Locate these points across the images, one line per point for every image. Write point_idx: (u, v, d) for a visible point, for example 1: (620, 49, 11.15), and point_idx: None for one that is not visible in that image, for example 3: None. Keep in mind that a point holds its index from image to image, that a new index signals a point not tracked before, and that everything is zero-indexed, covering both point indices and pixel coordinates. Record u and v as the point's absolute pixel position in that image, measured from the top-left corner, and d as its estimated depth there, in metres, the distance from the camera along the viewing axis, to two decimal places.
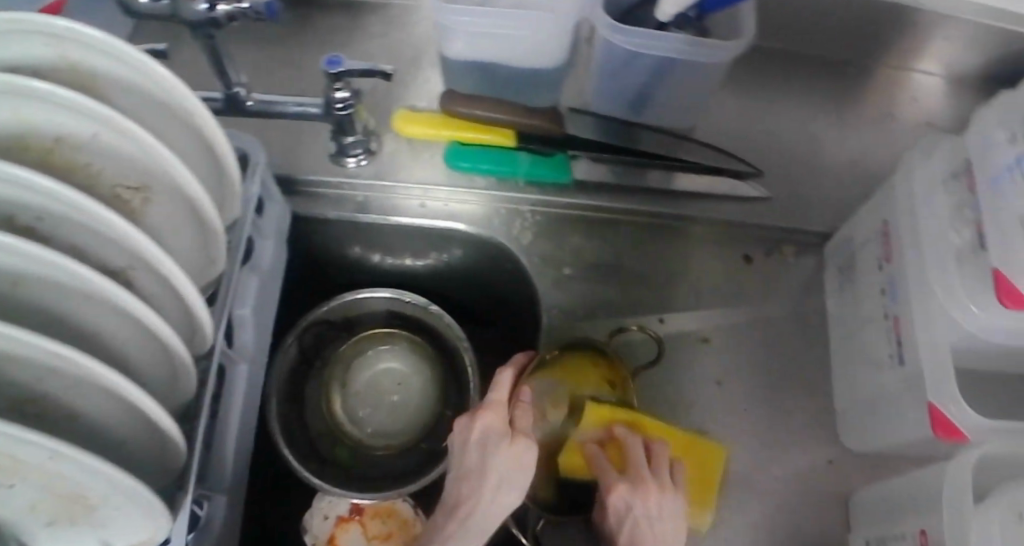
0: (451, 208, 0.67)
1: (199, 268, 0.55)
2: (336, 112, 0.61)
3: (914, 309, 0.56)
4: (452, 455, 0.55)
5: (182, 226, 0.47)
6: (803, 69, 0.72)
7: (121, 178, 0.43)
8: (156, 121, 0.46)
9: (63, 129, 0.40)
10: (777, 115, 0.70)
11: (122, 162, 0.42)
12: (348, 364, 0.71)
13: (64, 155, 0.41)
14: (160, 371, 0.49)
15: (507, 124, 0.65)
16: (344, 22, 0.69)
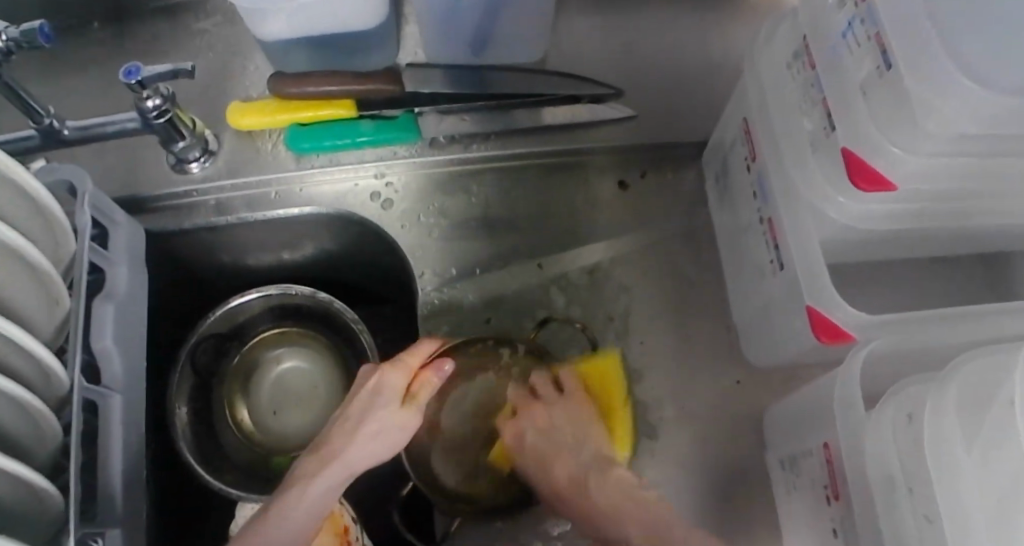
0: (308, 193, 0.65)
1: (44, 313, 0.54)
2: (155, 122, 0.58)
3: (782, 210, 0.51)
4: (339, 410, 0.50)
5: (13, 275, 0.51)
6: None
7: None
8: None
9: None
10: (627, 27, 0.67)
11: None
12: (251, 370, 0.73)
13: None
14: (16, 419, 0.48)
15: (343, 95, 0.61)
16: (166, 29, 0.69)
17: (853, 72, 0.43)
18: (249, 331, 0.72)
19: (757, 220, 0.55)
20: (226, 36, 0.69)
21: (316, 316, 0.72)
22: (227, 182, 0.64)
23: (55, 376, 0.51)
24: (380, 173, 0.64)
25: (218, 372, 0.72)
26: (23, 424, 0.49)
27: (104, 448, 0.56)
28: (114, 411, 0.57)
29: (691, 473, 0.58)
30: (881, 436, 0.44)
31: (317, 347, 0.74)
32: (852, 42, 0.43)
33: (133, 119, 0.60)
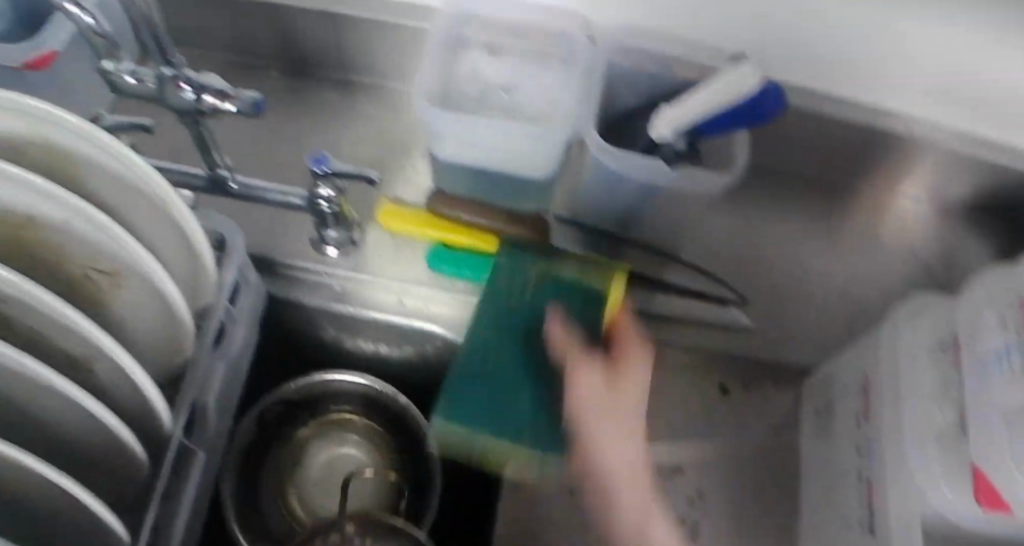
0: (427, 309, 0.67)
1: (165, 350, 0.58)
2: (319, 207, 0.62)
3: (889, 480, 0.53)
4: None
5: (153, 310, 0.56)
6: (793, 190, 0.74)
7: (93, 263, 0.53)
8: (138, 210, 0.55)
9: (40, 216, 0.49)
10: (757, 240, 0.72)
11: (97, 253, 0.52)
12: (308, 444, 0.74)
13: (41, 235, 0.51)
14: (108, 442, 0.52)
15: (491, 230, 0.65)
16: (335, 102, 0.73)
17: (1000, 392, 0.45)
18: (318, 406, 0.74)
19: (856, 475, 0.57)
20: (393, 128, 0.73)
21: (388, 413, 0.74)
22: (358, 275, 0.67)
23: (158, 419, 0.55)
24: None
25: (278, 438, 0.74)
26: (115, 451, 0.52)
27: (176, 502, 0.57)
28: (194, 465, 0.58)
29: None
30: None
31: (378, 442, 0.75)
32: (1007, 364, 0.45)
33: (299, 195, 0.62)
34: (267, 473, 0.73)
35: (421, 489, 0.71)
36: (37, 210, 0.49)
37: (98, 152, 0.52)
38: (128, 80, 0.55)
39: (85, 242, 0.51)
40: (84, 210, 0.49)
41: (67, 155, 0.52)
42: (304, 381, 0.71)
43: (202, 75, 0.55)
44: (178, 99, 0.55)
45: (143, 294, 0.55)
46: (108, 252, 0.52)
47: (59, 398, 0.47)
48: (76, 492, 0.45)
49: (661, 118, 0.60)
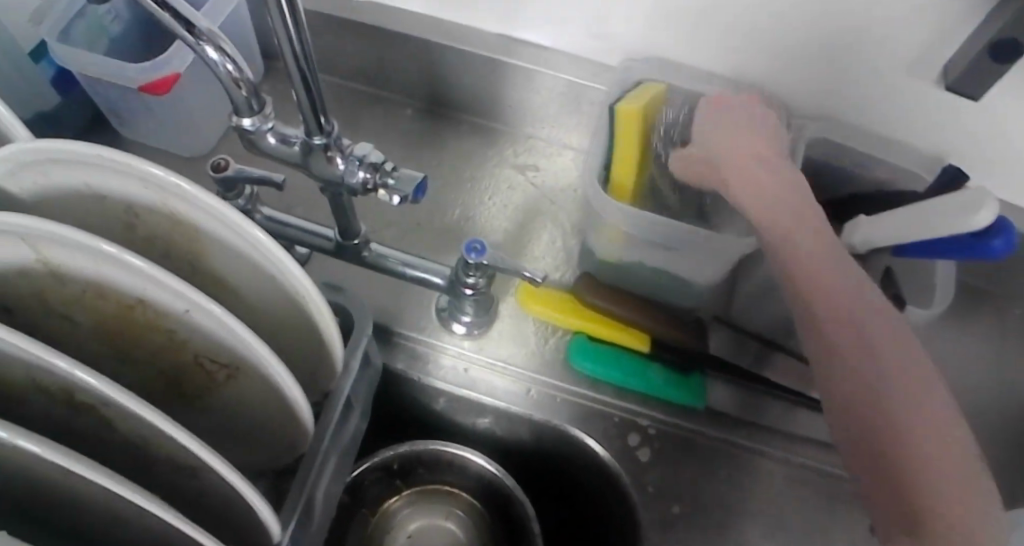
0: (558, 401, 0.60)
1: (283, 436, 0.50)
2: (463, 293, 0.55)
3: None
4: None
5: (269, 400, 0.47)
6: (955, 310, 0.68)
7: (211, 354, 0.45)
8: (263, 287, 0.47)
9: (149, 296, 0.41)
10: None
11: (214, 343, 0.44)
12: (399, 508, 0.71)
13: (149, 315, 0.42)
14: None
15: (644, 328, 0.58)
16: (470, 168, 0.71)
17: None
18: (414, 474, 0.69)
19: None
20: (531, 201, 0.69)
21: (488, 493, 0.68)
22: (484, 356, 0.61)
23: (269, 532, 0.44)
24: (640, 416, 0.59)
25: (370, 501, 0.70)
26: None
27: None
28: None
29: None
30: None
31: (473, 518, 0.70)
32: None
33: (441, 274, 0.56)
34: (356, 535, 0.70)
35: None
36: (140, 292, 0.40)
37: (204, 216, 0.43)
38: (270, 140, 0.48)
39: (201, 329, 0.42)
40: (201, 295, 0.40)
41: (176, 220, 0.44)
42: (403, 449, 0.66)
43: (354, 148, 0.49)
44: (326, 171, 0.48)
45: (262, 387, 0.46)
46: (226, 345, 0.43)
47: (145, 524, 0.38)
48: None
49: (858, 231, 0.57)
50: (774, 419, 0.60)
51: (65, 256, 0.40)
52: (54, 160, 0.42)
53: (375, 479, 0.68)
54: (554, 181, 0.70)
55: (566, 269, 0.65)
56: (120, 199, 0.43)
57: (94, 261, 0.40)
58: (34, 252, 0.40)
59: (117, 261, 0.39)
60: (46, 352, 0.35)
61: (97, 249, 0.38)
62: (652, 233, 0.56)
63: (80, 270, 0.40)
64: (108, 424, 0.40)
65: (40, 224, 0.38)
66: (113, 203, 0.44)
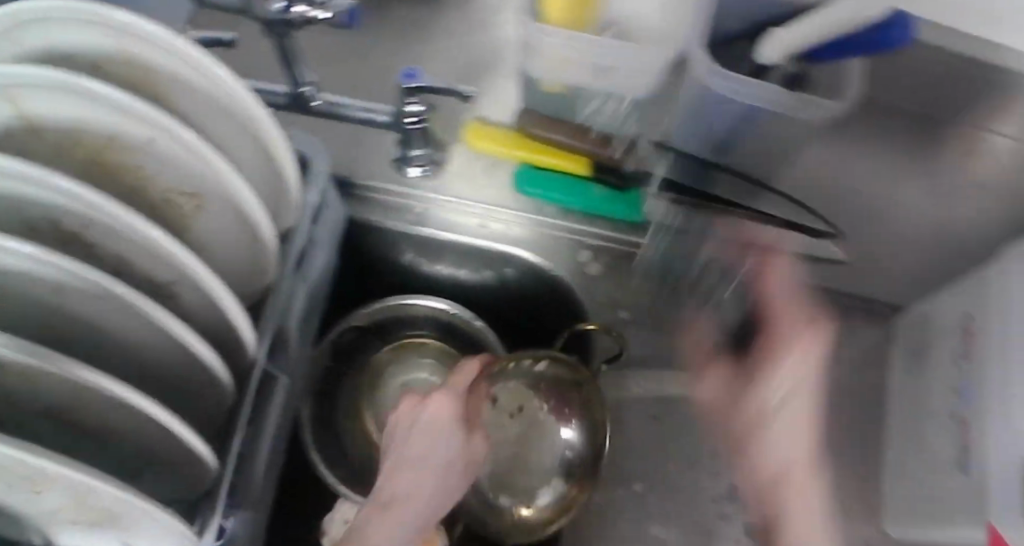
0: (512, 232, 0.65)
1: (245, 271, 0.56)
2: (405, 125, 0.59)
3: (990, 421, 0.52)
4: None
5: (235, 229, 0.54)
6: (899, 121, 0.69)
7: (176, 186, 0.50)
8: (220, 126, 0.52)
9: (118, 133, 0.47)
10: (856, 177, 0.67)
11: (180, 175, 0.50)
12: (382, 367, 0.73)
13: (117, 152, 0.48)
14: (180, 363, 0.51)
15: (583, 152, 0.62)
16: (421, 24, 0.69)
17: None
18: (392, 331, 0.73)
19: (948, 413, 0.56)
20: (478, 53, 0.68)
21: (461, 337, 0.72)
22: (441, 198, 0.64)
23: (240, 334, 0.54)
24: (587, 237, 0.66)
25: (352, 362, 0.73)
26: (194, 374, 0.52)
27: (261, 420, 0.58)
28: (277, 391, 0.59)
29: None
30: None
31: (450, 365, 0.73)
32: None
33: (386, 111, 0.60)
34: (341, 396, 0.72)
35: None
36: (110, 129, 0.46)
37: (169, 61, 0.47)
38: None
39: (168, 161, 0.49)
40: (170, 125, 0.46)
41: (133, 67, 0.47)
42: (377, 305, 0.70)
43: None
44: (267, 11, 0.52)
45: (225, 216, 0.53)
46: (193, 175, 0.50)
47: (136, 332, 0.48)
48: (160, 417, 0.45)
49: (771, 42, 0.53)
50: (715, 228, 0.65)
51: (37, 101, 0.45)
52: (19, 15, 0.45)
53: (358, 337, 0.71)
54: (505, 33, 0.69)
55: (501, 113, 0.65)
56: (76, 49, 0.47)
57: (68, 106, 0.45)
58: (9, 102, 0.45)
59: (89, 98, 0.44)
60: (42, 173, 0.42)
61: (72, 88, 0.43)
62: (588, 53, 0.57)
63: (53, 115, 0.46)
64: (92, 249, 0.47)
65: (16, 70, 0.43)
66: (74, 55, 0.47)
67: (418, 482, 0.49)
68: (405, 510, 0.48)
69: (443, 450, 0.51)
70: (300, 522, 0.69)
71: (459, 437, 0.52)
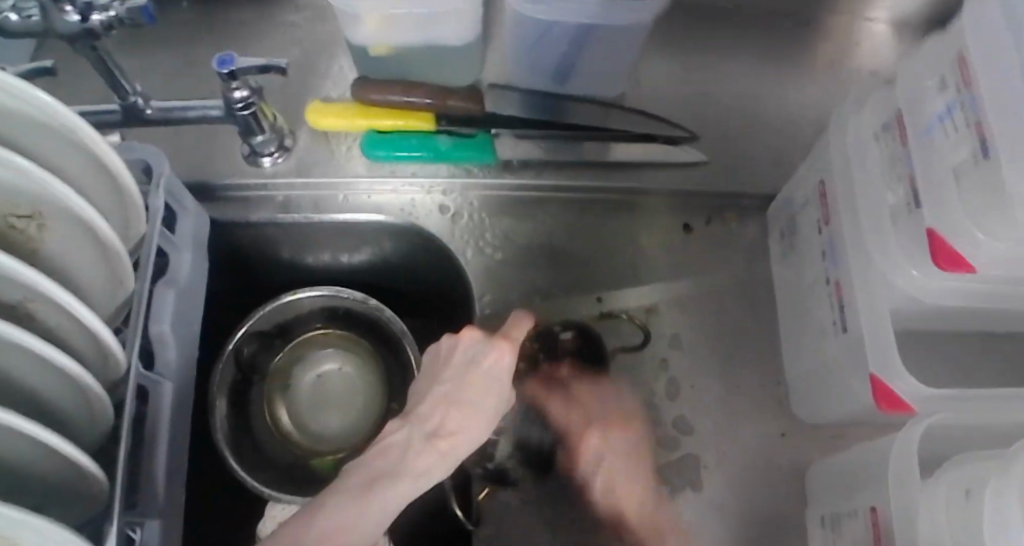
0: (375, 201, 0.65)
1: (108, 292, 0.53)
2: (238, 113, 0.59)
3: (856, 278, 0.52)
4: None
5: (85, 251, 0.50)
6: (738, 18, 0.69)
7: (11, 209, 0.46)
8: (50, 146, 0.48)
9: None
10: (709, 79, 0.67)
11: (11, 196, 0.45)
12: (291, 369, 0.71)
13: None
14: (60, 388, 0.47)
15: (424, 108, 0.62)
16: (251, 14, 0.67)
17: (947, 153, 0.44)
18: (291, 330, 0.70)
19: (824, 281, 0.56)
20: (312, 33, 0.67)
21: (362, 320, 0.70)
22: (299, 181, 0.64)
23: (115, 358, 0.50)
24: (449, 191, 0.65)
25: (257, 370, 0.70)
26: (73, 398, 0.48)
27: (151, 430, 0.55)
28: (163, 397, 0.56)
29: (726, 517, 0.59)
30: (934, 510, 0.45)
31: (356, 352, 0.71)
32: (948, 126, 0.44)
33: (217, 107, 0.60)
34: (253, 407, 0.69)
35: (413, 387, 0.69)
36: None
37: None
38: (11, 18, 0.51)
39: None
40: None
41: None
42: (270, 308, 0.67)
43: None
44: (61, 24, 0.50)
45: (74, 235, 0.49)
46: (27, 194, 0.45)
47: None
48: (48, 439, 0.42)
49: None
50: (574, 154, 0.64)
51: None
52: None
53: (257, 343, 0.68)
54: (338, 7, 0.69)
55: (344, 87, 0.66)
56: None
57: None
58: None
59: None
60: None
61: None
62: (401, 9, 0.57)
63: None
64: None
65: None
66: None
67: (473, 424, 0.48)
68: (458, 439, 0.48)
69: (497, 399, 0.50)
70: (232, 535, 0.66)
71: (508, 391, 0.50)
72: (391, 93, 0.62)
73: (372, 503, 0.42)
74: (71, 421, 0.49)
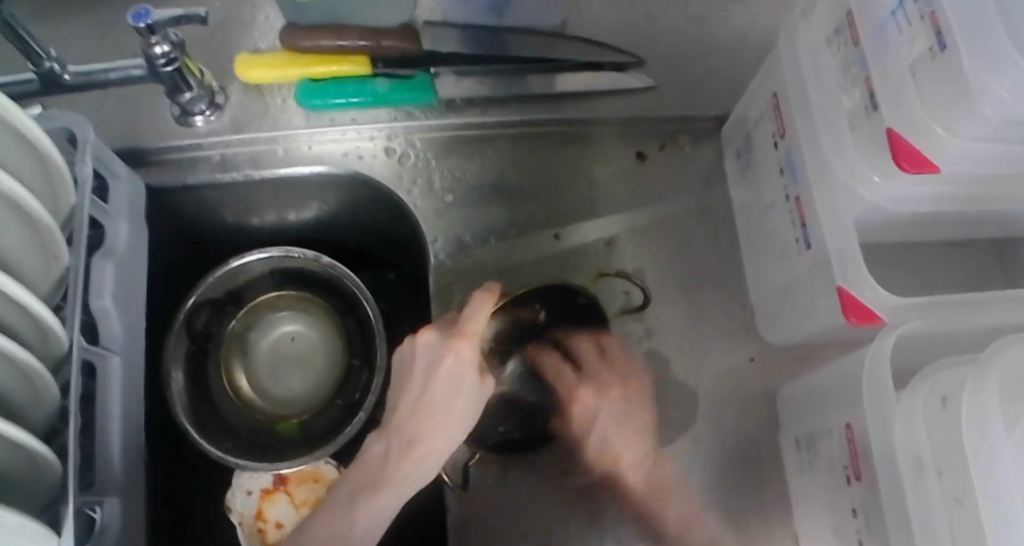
0: (317, 151, 0.62)
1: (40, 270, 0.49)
2: (162, 70, 0.54)
3: (814, 189, 0.50)
4: None
5: (15, 231, 0.46)
6: None
7: None
8: None
9: None
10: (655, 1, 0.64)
11: None
12: (247, 335, 0.69)
13: None
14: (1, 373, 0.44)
15: (359, 51, 0.59)
16: None
17: (898, 52, 0.42)
18: (245, 295, 0.68)
19: (783, 197, 0.54)
20: None
21: (317, 279, 0.69)
22: (233, 137, 0.60)
23: (54, 334, 0.47)
24: (392, 136, 0.63)
25: (213, 338, 0.68)
26: (15, 380, 0.45)
27: (100, 409, 0.53)
28: (113, 376, 0.53)
29: (700, 446, 0.58)
30: (909, 419, 0.44)
31: (314, 312, 0.70)
32: (903, 19, 0.41)
33: (137, 65, 0.55)
34: (210, 378, 0.67)
35: (375, 343, 0.67)
36: None
37: None
38: None
39: None
40: None
41: None
42: (219, 275, 0.65)
43: None
44: None
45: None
46: None
47: None
48: None
49: None
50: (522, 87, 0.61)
51: None
52: None
53: (209, 310, 0.66)
54: None
55: (271, 36, 0.62)
56: None
57: None
58: None
59: None
60: None
61: None
62: None
63: None
64: None
65: None
66: None
67: (444, 433, 0.48)
68: (434, 444, 0.48)
69: (466, 394, 0.48)
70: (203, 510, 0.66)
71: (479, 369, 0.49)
72: (336, 37, 0.58)
73: (354, 527, 0.46)
74: (14, 408, 0.46)
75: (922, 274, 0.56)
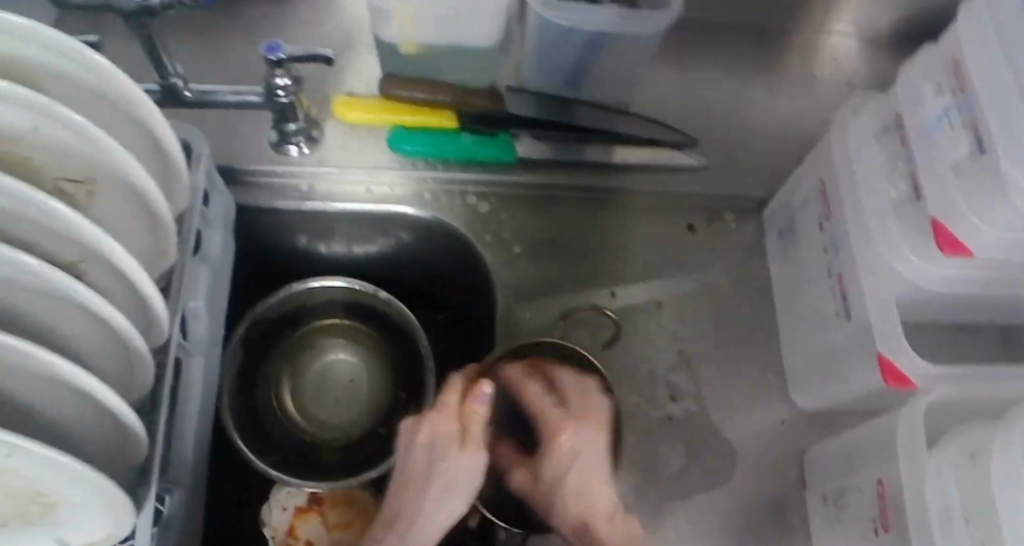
0: (397, 191, 0.67)
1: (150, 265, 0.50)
2: (278, 100, 0.60)
3: (857, 265, 0.57)
4: None
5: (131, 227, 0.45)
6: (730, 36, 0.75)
7: (63, 169, 0.40)
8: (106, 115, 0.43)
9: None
10: (708, 91, 0.72)
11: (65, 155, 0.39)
12: (298, 356, 0.71)
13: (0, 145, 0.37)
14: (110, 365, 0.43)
15: (451, 107, 0.65)
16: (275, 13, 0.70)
17: (943, 151, 0.49)
18: (302, 319, 0.71)
19: (827, 274, 0.61)
20: (335, 32, 0.70)
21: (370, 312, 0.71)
22: (322, 170, 0.65)
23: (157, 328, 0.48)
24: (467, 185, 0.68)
25: (267, 354, 0.70)
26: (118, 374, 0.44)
27: (180, 406, 0.54)
28: (192, 375, 0.55)
29: (734, 497, 0.62)
30: (941, 472, 0.48)
31: (364, 345, 0.72)
32: (948, 124, 0.49)
33: (254, 92, 0.60)
34: (261, 395, 0.69)
35: (419, 376, 0.70)
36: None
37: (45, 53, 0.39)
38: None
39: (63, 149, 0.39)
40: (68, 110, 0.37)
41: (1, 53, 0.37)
42: (285, 295, 0.68)
43: None
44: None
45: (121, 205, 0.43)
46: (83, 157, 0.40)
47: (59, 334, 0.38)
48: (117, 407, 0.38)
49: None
50: (590, 154, 0.67)
51: None
52: None
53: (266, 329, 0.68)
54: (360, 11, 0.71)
55: (368, 82, 0.68)
56: None
57: None
58: None
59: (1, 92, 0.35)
60: None
61: None
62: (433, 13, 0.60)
63: None
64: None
65: None
66: None
67: (440, 503, 0.54)
68: (424, 517, 0.54)
69: (474, 471, 0.53)
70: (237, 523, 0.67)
71: (457, 447, 0.53)
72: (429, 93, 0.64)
73: None
74: None
75: (938, 351, 0.62)
